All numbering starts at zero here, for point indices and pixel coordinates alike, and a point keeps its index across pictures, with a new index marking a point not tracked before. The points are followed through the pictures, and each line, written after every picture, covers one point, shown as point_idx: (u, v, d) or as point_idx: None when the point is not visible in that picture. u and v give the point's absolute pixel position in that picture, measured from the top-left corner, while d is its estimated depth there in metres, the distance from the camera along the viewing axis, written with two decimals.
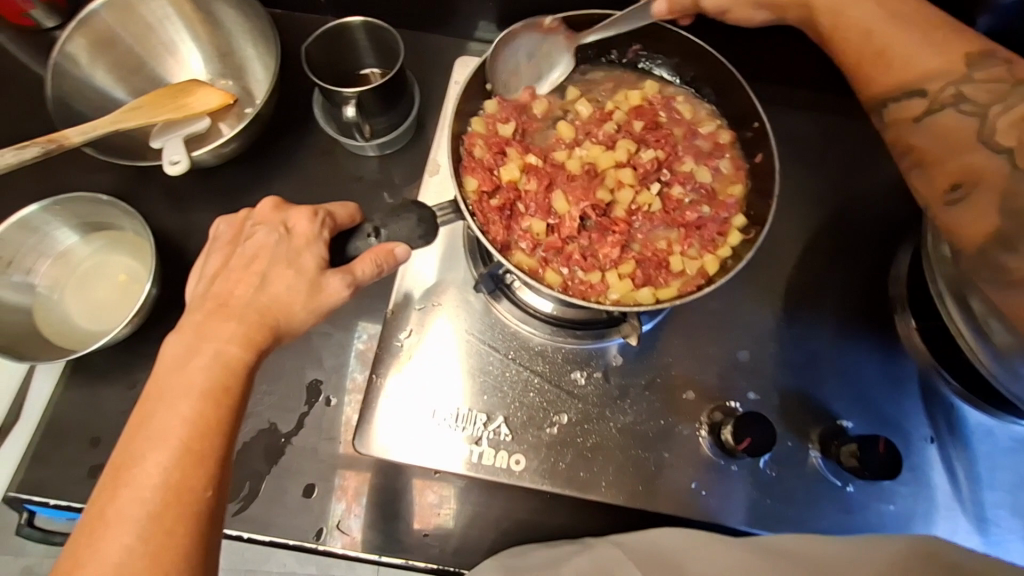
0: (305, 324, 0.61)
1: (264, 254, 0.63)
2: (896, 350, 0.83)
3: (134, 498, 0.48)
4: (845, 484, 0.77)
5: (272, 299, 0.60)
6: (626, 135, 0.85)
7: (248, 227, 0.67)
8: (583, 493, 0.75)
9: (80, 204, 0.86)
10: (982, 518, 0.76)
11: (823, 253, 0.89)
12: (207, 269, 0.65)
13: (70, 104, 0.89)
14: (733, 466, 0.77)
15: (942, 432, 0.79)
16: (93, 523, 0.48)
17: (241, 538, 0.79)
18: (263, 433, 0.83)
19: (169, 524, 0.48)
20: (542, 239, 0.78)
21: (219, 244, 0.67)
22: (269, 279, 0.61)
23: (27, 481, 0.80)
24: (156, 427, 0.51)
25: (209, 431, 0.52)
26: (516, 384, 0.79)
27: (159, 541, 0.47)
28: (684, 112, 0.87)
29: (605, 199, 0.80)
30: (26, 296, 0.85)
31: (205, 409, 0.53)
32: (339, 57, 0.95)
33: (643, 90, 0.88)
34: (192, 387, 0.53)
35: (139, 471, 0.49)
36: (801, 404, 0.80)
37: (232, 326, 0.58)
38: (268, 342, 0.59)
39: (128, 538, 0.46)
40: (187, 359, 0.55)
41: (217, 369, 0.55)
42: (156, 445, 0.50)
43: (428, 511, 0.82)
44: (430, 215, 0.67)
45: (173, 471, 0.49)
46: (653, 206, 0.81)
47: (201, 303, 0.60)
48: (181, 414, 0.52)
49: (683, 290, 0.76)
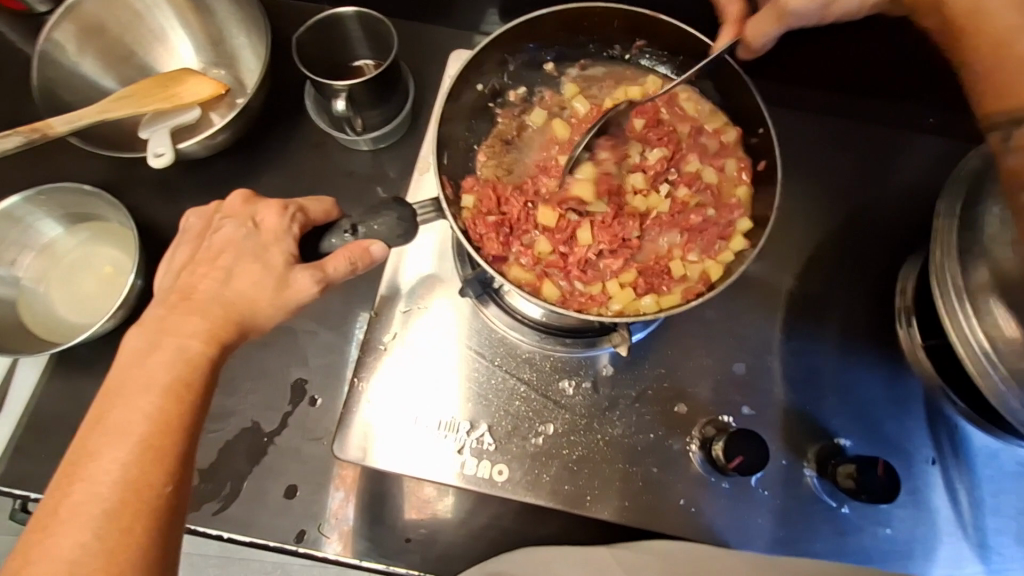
0: (271, 321, 0.60)
1: (230, 248, 0.62)
2: (900, 367, 0.80)
3: (89, 493, 0.47)
4: (840, 505, 0.74)
5: (237, 296, 0.59)
6: (628, 136, 0.81)
7: (216, 219, 0.66)
8: (567, 506, 0.73)
9: (65, 194, 0.85)
10: (983, 544, 0.73)
11: (829, 263, 0.85)
12: (174, 261, 0.65)
13: (56, 92, 0.88)
14: (724, 482, 0.74)
15: (946, 454, 0.76)
16: (47, 519, 0.47)
17: (222, 538, 0.78)
18: (246, 432, 0.81)
19: (126, 521, 0.47)
20: (545, 256, 0.75)
21: (188, 236, 0.67)
22: (235, 274, 0.60)
23: (9, 474, 0.80)
24: (115, 422, 0.50)
25: (169, 428, 0.51)
26: (501, 393, 0.77)
27: (116, 538, 0.46)
28: (687, 110, 0.82)
29: (612, 207, 0.76)
30: (11, 287, 0.84)
31: (165, 404, 0.52)
32: (330, 49, 0.91)
33: (644, 85, 0.84)
34: (152, 382, 0.53)
35: (96, 467, 0.48)
36: (797, 421, 0.77)
37: (196, 321, 0.57)
38: (232, 338, 0.58)
39: (83, 536, 0.45)
40: (147, 353, 0.55)
41: (180, 365, 0.54)
42: (115, 439, 0.50)
43: (420, 503, 0.81)
44: (410, 213, 0.63)
45: (131, 466, 0.49)
46: (662, 208, 0.78)
47: (167, 296, 0.61)
48: (141, 409, 0.51)
49: (686, 297, 0.73)
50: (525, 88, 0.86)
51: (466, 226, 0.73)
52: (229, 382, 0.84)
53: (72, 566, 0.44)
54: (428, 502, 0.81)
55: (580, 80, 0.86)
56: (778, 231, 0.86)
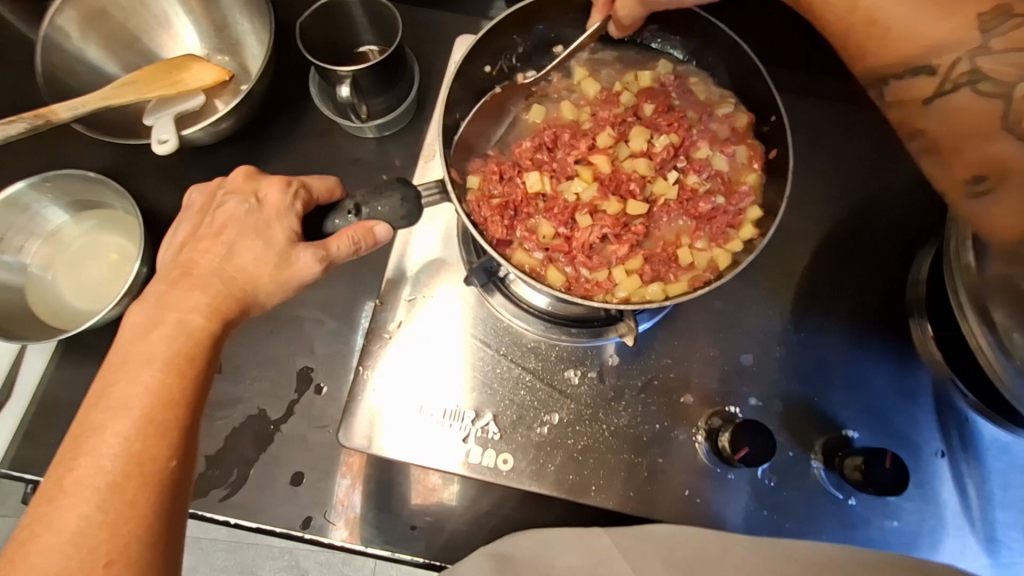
0: (273, 298, 0.61)
1: (232, 225, 0.62)
2: (910, 359, 0.79)
3: (92, 467, 0.47)
4: (847, 497, 0.73)
5: (238, 271, 0.60)
6: (640, 121, 0.80)
7: (219, 194, 0.66)
8: (572, 496, 0.73)
9: (71, 181, 0.85)
10: (992, 538, 0.72)
11: (840, 253, 0.84)
12: (176, 237, 0.65)
13: (60, 78, 0.87)
14: (730, 473, 0.73)
15: (955, 447, 0.75)
16: (50, 494, 0.46)
17: (229, 523, 0.79)
18: (252, 418, 0.82)
19: (130, 494, 0.47)
20: (548, 241, 0.75)
21: (190, 212, 0.67)
22: (236, 250, 0.61)
23: (20, 459, 0.81)
24: (118, 397, 0.50)
25: (171, 403, 0.51)
26: (507, 382, 0.76)
27: (120, 511, 0.46)
28: (698, 94, 0.82)
29: (623, 195, 0.75)
30: (19, 274, 0.84)
31: (167, 378, 0.52)
32: (336, 34, 0.90)
33: (655, 70, 0.84)
34: (154, 356, 0.53)
35: (99, 442, 0.48)
36: (804, 411, 0.76)
37: (197, 296, 0.57)
38: (234, 313, 0.58)
39: (87, 508, 0.45)
40: (149, 329, 0.55)
41: (180, 338, 0.54)
42: (117, 415, 0.49)
43: (427, 492, 0.81)
44: (414, 194, 0.62)
45: (134, 440, 0.48)
46: (669, 195, 0.76)
47: (168, 271, 0.61)
48: (143, 383, 0.51)
49: (693, 286, 0.72)
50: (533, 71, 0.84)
51: (471, 211, 0.73)
52: (234, 368, 0.84)
53: (76, 538, 0.44)
54: (435, 492, 0.81)
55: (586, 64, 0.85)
56: (787, 220, 0.85)
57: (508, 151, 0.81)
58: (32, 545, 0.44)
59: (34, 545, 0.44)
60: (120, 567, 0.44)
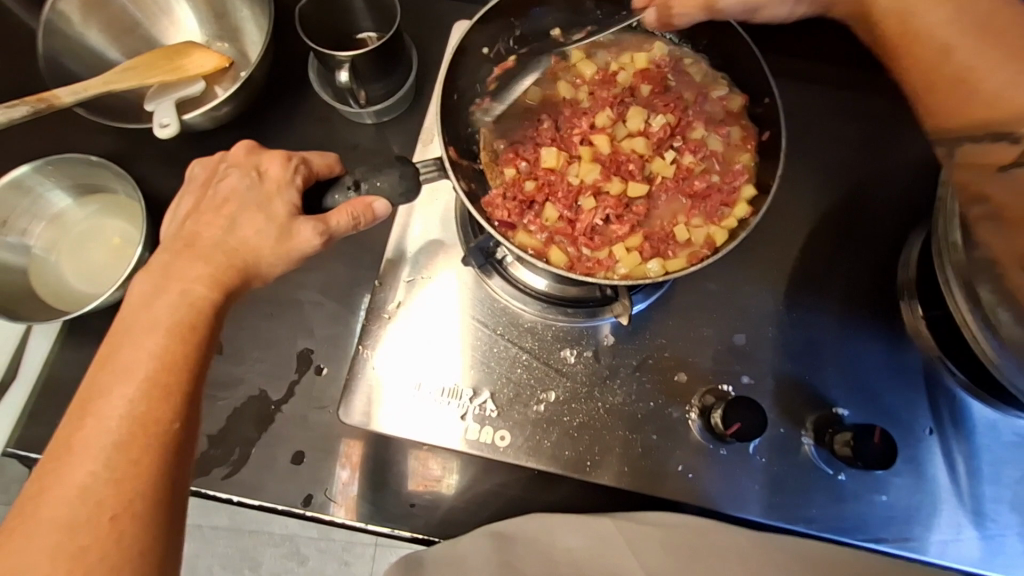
0: (274, 269, 0.62)
1: (234, 197, 0.64)
2: (901, 339, 0.80)
3: (99, 426, 0.49)
4: (837, 472, 0.75)
5: (240, 243, 0.61)
6: (637, 101, 0.81)
7: (221, 168, 0.68)
8: (569, 471, 0.74)
9: (73, 165, 0.86)
10: (979, 512, 0.74)
11: (832, 235, 0.85)
12: (179, 210, 0.67)
13: (62, 62, 0.88)
14: (722, 450, 0.75)
15: (944, 424, 0.77)
16: (61, 451, 0.49)
17: (231, 502, 0.80)
18: (254, 400, 0.83)
19: (134, 453, 0.49)
20: (552, 225, 0.76)
21: (194, 184, 0.68)
22: (239, 223, 0.62)
23: (25, 438, 0.82)
24: (123, 361, 0.53)
25: (174, 367, 0.53)
26: (504, 361, 0.78)
27: (125, 469, 0.48)
28: (694, 75, 0.83)
29: (624, 176, 0.77)
30: (22, 257, 0.85)
31: (171, 345, 0.54)
32: (336, 21, 0.91)
33: (651, 52, 0.85)
34: (158, 323, 0.55)
35: (106, 403, 0.50)
36: (796, 389, 0.78)
37: (199, 267, 0.59)
38: (236, 283, 0.60)
39: (94, 465, 0.48)
40: (153, 297, 0.57)
41: (183, 307, 0.56)
42: (122, 377, 0.52)
43: (423, 481, 0.82)
44: (412, 172, 0.65)
45: (139, 402, 0.51)
46: (666, 174, 0.77)
47: (172, 242, 0.62)
48: (147, 349, 0.53)
49: (691, 261, 0.73)
50: (531, 54, 0.85)
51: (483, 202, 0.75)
52: (235, 350, 0.85)
53: (83, 491, 0.47)
54: (431, 482, 0.82)
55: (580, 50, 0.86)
56: (781, 205, 0.86)
57: (505, 131, 0.82)
58: (44, 497, 0.47)
59: (44, 498, 0.47)
60: (124, 522, 0.47)
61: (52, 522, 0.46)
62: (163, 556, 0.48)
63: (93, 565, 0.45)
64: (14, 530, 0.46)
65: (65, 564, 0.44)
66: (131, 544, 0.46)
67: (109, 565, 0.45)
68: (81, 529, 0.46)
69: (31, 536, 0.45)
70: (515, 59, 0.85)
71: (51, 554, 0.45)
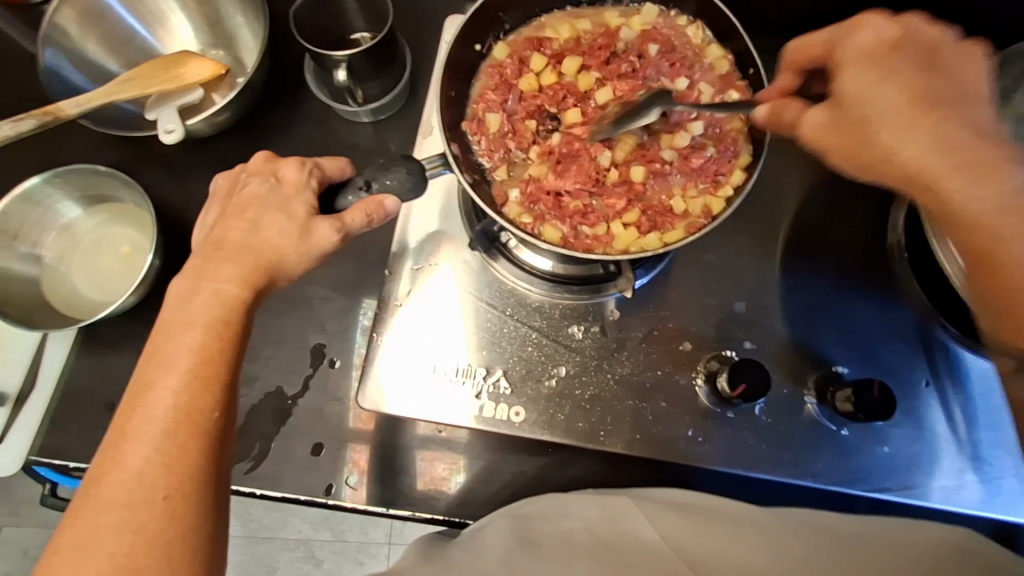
0: (297, 268, 0.64)
1: (255, 202, 0.65)
2: (894, 299, 0.83)
3: (149, 416, 0.52)
4: (840, 428, 0.78)
5: (264, 244, 0.63)
6: (643, 62, 0.83)
7: (242, 177, 0.69)
8: (584, 442, 0.77)
9: (81, 177, 0.87)
10: (977, 456, 0.77)
11: (821, 205, 0.88)
12: (205, 218, 0.68)
13: (62, 74, 0.90)
14: (729, 413, 0.78)
15: (941, 377, 0.80)
16: (116, 439, 0.51)
17: (254, 495, 0.82)
18: (271, 396, 0.85)
19: (182, 438, 0.51)
20: (541, 194, 0.79)
21: (216, 197, 0.70)
22: (262, 224, 0.64)
23: (47, 447, 0.83)
24: (165, 356, 0.55)
25: (213, 359, 0.55)
26: (514, 340, 0.80)
27: (175, 453, 0.50)
28: (691, 36, 0.84)
29: (636, 156, 0.79)
30: (33, 270, 0.86)
31: (207, 340, 0.56)
32: (328, 23, 0.94)
33: (642, 15, 0.86)
34: (195, 320, 0.57)
35: (152, 393, 0.53)
36: (798, 352, 0.81)
37: (228, 267, 0.61)
38: (264, 283, 0.61)
39: (146, 450, 0.50)
40: (188, 298, 0.59)
41: (216, 306, 0.58)
42: (166, 370, 0.54)
43: (440, 469, 0.83)
44: (419, 168, 0.67)
45: (182, 393, 0.53)
46: (670, 145, 0.80)
47: (200, 248, 0.64)
48: (186, 344, 0.55)
49: (688, 232, 0.76)
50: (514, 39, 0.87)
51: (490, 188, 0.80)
52: (251, 349, 0.87)
53: (138, 475, 0.49)
54: (447, 469, 0.83)
55: (564, 28, 0.87)
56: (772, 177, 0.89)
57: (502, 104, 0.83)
58: (104, 480, 0.49)
59: (103, 483, 0.49)
60: (179, 501, 0.49)
61: (112, 504, 0.48)
62: (213, 531, 0.51)
63: (154, 540, 0.47)
64: (79, 512, 0.48)
65: (130, 538, 0.47)
66: (186, 520, 0.49)
67: (167, 539, 0.48)
68: (139, 506, 0.48)
69: (93, 517, 0.48)
70: (501, 49, 0.86)
71: (117, 531, 0.47)
